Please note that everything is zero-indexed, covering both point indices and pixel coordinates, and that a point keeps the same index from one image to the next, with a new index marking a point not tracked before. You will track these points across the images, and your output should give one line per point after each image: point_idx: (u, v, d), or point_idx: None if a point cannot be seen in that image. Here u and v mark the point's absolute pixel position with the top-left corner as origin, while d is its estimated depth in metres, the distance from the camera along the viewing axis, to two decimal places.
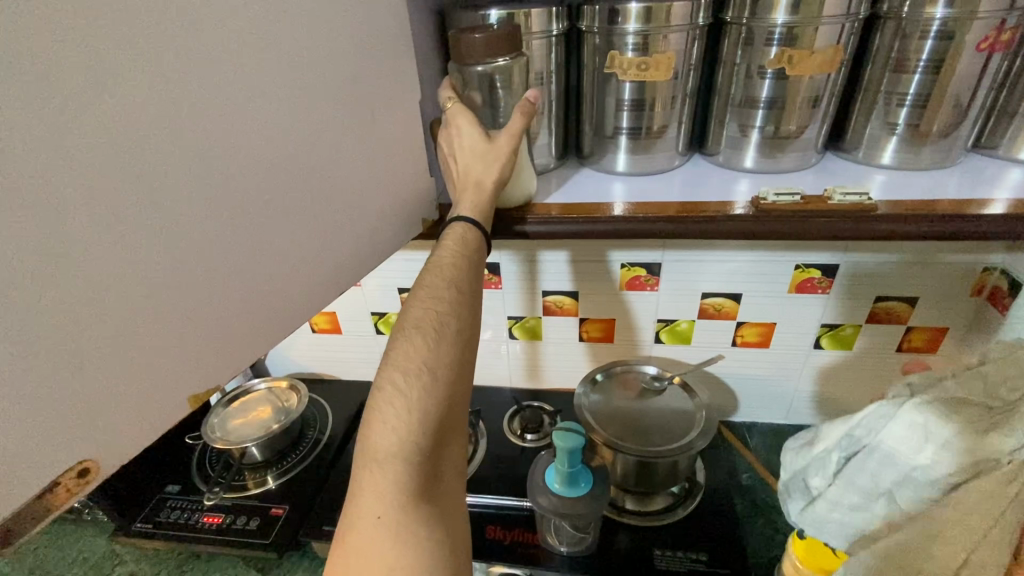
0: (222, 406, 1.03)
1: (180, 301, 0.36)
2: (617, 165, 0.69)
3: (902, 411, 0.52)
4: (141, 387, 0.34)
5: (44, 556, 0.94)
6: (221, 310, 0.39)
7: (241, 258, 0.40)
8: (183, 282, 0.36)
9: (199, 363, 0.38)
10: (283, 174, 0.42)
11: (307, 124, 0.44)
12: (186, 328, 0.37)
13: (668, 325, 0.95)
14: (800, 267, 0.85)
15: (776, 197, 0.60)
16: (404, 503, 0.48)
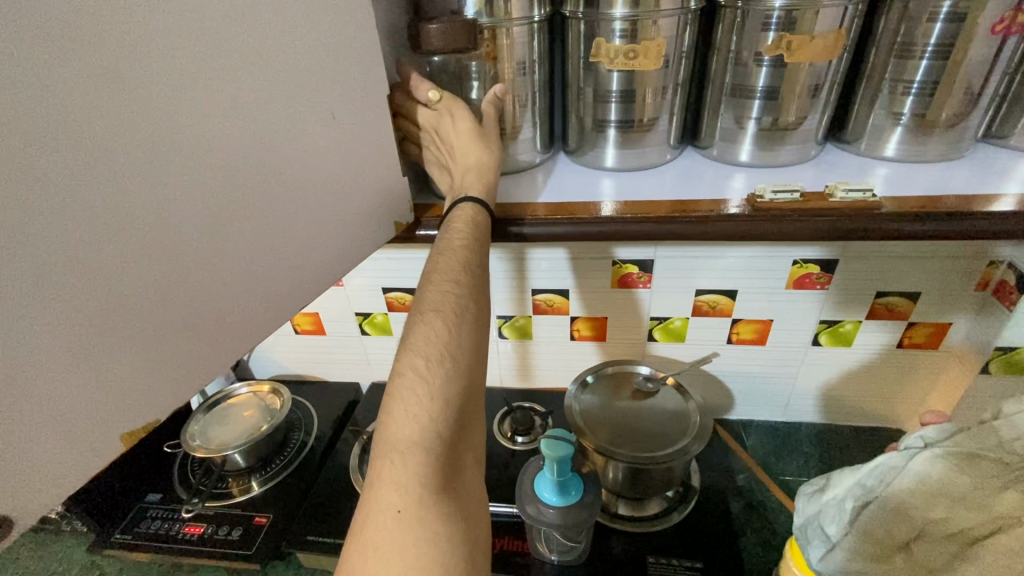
0: (203, 412, 1.00)
1: (107, 322, 0.33)
2: (605, 160, 0.65)
3: (911, 464, 0.55)
4: (65, 421, 0.31)
5: (23, 568, 0.91)
6: (157, 331, 0.36)
7: (178, 273, 0.36)
8: (110, 301, 0.33)
9: (134, 390, 0.35)
10: (225, 178, 0.39)
11: (254, 122, 0.40)
12: (118, 352, 0.33)
13: (662, 323, 0.92)
14: (798, 263, 0.81)
15: (774, 194, 0.56)
16: (428, 496, 0.42)
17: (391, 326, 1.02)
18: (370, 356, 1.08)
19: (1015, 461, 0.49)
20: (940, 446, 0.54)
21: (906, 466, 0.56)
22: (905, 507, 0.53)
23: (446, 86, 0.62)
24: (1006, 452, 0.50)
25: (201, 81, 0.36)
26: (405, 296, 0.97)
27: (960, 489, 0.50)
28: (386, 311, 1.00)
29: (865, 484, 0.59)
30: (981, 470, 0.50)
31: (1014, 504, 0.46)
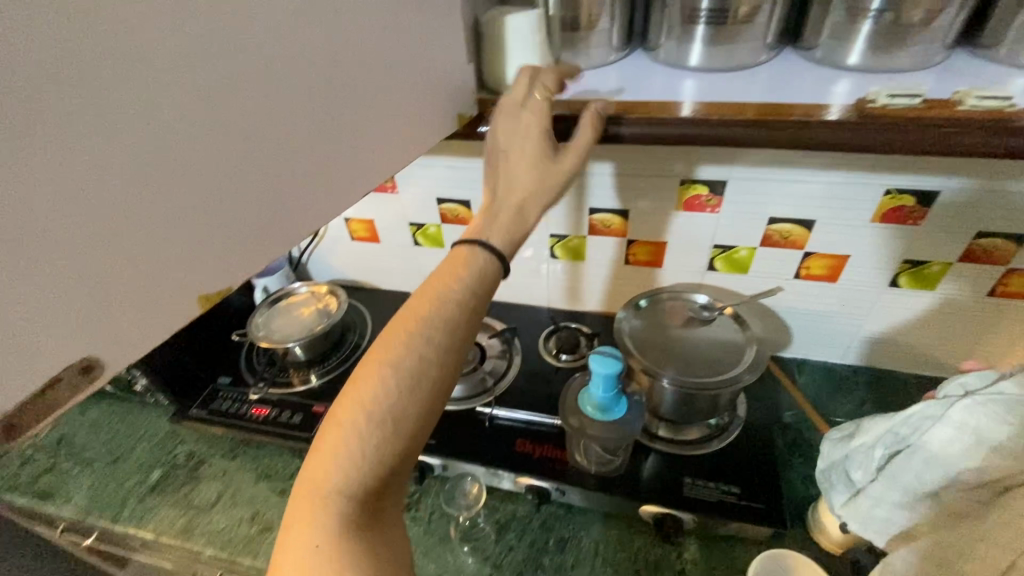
0: (266, 307, 1.06)
1: (187, 194, 0.31)
2: (689, 59, 0.58)
3: (949, 414, 0.54)
4: (157, 290, 0.31)
5: (115, 430, 1.03)
6: (244, 207, 0.35)
7: (262, 148, 0.35)
8: (191, 174, 0.31)
9: (224, 263, 0.35)
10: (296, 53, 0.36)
11: None
12: (199, 229, 0.33)
13: (725, 253, 0.87)
14: (890, 193, 0.73)
15: (891, 98, 0.50)
16: (352, 541, 0.39)
17: (444, 239, 1.02)
18: (422, 268, 1.10)
19: None
20: (980, 396, 0.52)
21: (941, 415, 0.55)
22: (937, 459, 0.55)
23: None
24: None
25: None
26: (460, 209, 0.96)
27: (998, 440, 0.50)
28: (439, 222, 0.99)
29: (897, 433, 0.60)
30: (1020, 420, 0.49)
31: None
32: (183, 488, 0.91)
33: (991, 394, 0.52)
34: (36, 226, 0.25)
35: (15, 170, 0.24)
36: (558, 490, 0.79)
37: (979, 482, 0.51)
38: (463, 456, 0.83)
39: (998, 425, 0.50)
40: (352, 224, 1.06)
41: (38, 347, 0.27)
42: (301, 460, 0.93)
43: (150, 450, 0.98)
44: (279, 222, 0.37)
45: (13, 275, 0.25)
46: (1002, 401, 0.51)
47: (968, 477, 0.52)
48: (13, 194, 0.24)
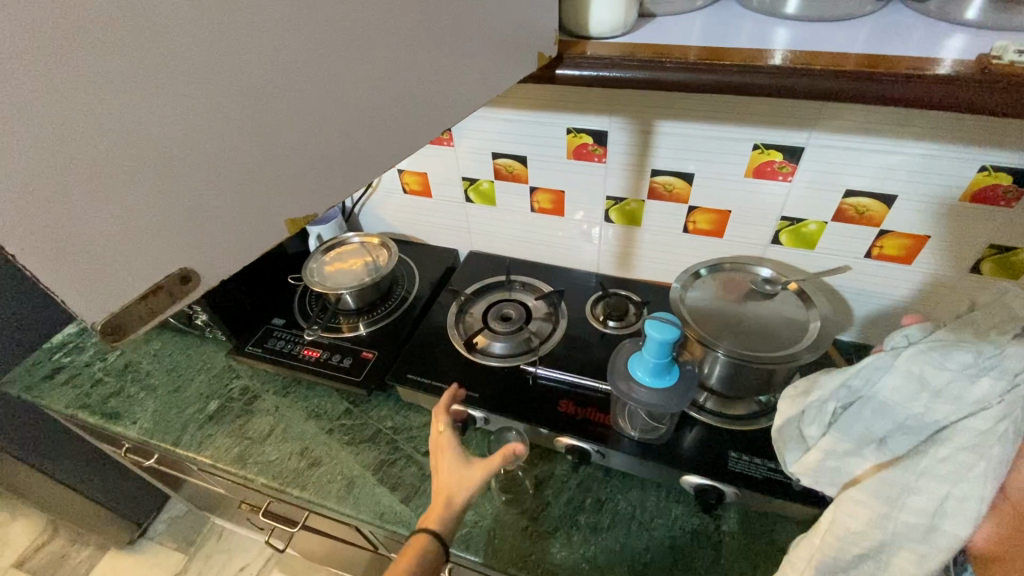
0: (320, 253, 1.09)
1: (291, 116, 0.30)
2: (786, 6, 0.54)
3: (898, 363, 0.51)
4: (256, 213, 0.30)
5: (176, 360, 1.09)
6: (347, 137, 0.33)
7: (371, 74, 0.33)
8: (298, 94, 0.30)
9: (322, 194, 0.34)
10: None
11: None
12: (299, 154, 0.31)
13: (793, 225, 0.83)
14: (987, 169, 0.67)
15: (1022, 54, 0.44)
16: None
17: (495, 196, 1.01)
18: (472, 225, 1.09)
19: (989, 348, 0.46)
20: (922, 346, 0.50)
21: (889, 365, 0.52)
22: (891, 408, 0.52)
23: None
24: (982, 339, 0.47)
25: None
26: (515, 165, 0.94)
27: (939, 383, 0.48)
28: (493, 179, 0.98)
29: (849, 385, 0.55)
30: (960, 365, 0.47)
31: (988, 389, 0.46)
32: (237, 419, 0.96)
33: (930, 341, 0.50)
34: (156, 135, 0.25)
35: (140, 75, 0.23)
36: (598, 453, 0.79)
37: (924, 425, 0.50)
38: (505, 410, 0.84)
39: (940, 371, 0.48)
40: (406, 176, 1.06)
41: (150, 261, 0.27)
42: (347, 403, 0.97)
43: (208, 382, 1.04)
44: (376, 155, 0.36)
45: (131, 183, 0.25)
46: (941, 346, 0.49)
47: (914, 422, 0.50)
48: (137, 98, 0.23)
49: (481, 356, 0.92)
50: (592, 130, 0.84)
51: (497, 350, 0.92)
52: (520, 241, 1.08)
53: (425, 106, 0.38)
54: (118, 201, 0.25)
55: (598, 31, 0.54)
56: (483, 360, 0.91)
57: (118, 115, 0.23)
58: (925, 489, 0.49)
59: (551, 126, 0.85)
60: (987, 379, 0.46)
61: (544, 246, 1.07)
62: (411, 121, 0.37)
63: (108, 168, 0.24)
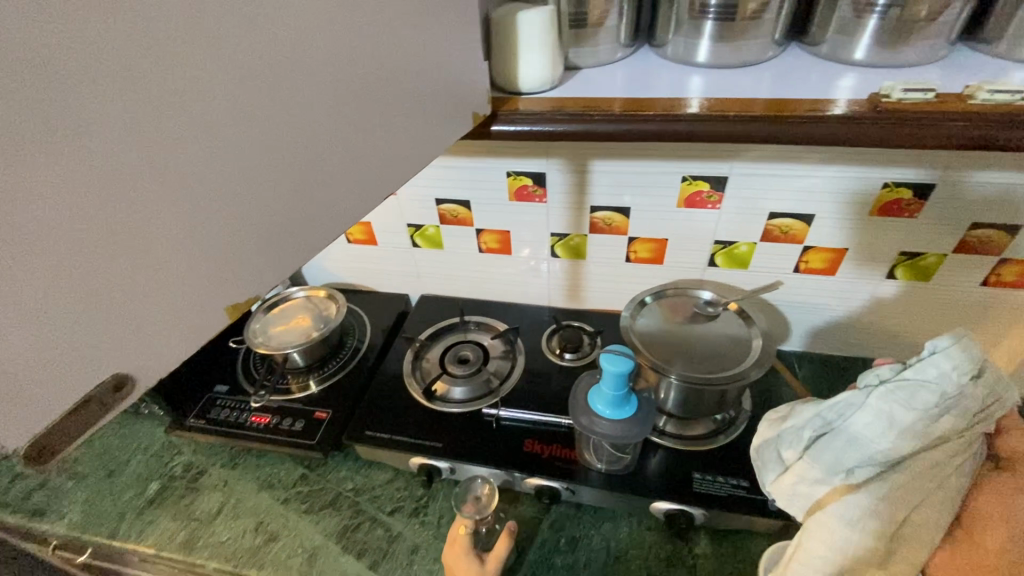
0: (263, 313, 1.04)
1: (227, 204, 0.29)
2: (696, 56, 0.58)
3: (871, 402, 0.53)
4: (192, 306, 0.29)
5: (108, 443, 1.00)
6: (283, 211, 0.33)
7: (305, 147, 0.33)
8: (231, 182, 0.29)
9: (262, 271, 0.33)
10: (336, 51, 0.33)
11: None
12: (237, 240, 0.30)
13: (726, 248, 0.88)
14: (889, 186, 0.74)
15: (904, 93, 0.50)
16: None
17: (441, 239, 1.01)
18: (421, 269, 1.09)
19: (951, 390, 0.49)
20: (891, 385, 0.51)
21: (862, 402, 0.54)
22: (863, 444, 0.53)
23: None
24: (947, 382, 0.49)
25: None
26: (459, 209, 0.95)
27: (908, 423, 0.51)
28: (438, 223, 0.98)
29: (824, 417, 0.56)
30: (926, 406, 0.50)
31: (948, 427, 0.50)
32: (182, 500, 0.89)
33: (900, 380, 0.51)
34: (78, 239, 0.23)
35: (62, 187, 0.22)
36: (568, 490, 0.79)
37: (891, 459, 0.52)
38: (470, 458, 0.82)
39: (908, 410, 0.50)
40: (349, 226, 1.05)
41: (77, 373, 0.25)
42: (303, 468, 0.92)
43: (146, 463, 0.96)
44: (315, 224, 0.35)
45: (55, 297, 0.23)
46: (908, 387, 0.51)
47: (883, 458, 0.52)
48: (62, 208, 0.22)
49: (441, 403, 0.90)
50: (531, 172, 0.86)
51: (457, 395, 0.91)
52: (470, 281, 1.08)
53: (363, 173, 0.38)
54: (41, 317, 0.23)
55: (530, 86, 0.56)
56: (444, 408, 0.90)
57: (39, 227, 0.22)
58: (883, 513, 0.52)
59: (491, 170, 0.87)
60: (947, 417, 0.50)
61: (494, 284, 1.07)
62: (350, 190, 0.37)
63: (29, 286, 0.22)
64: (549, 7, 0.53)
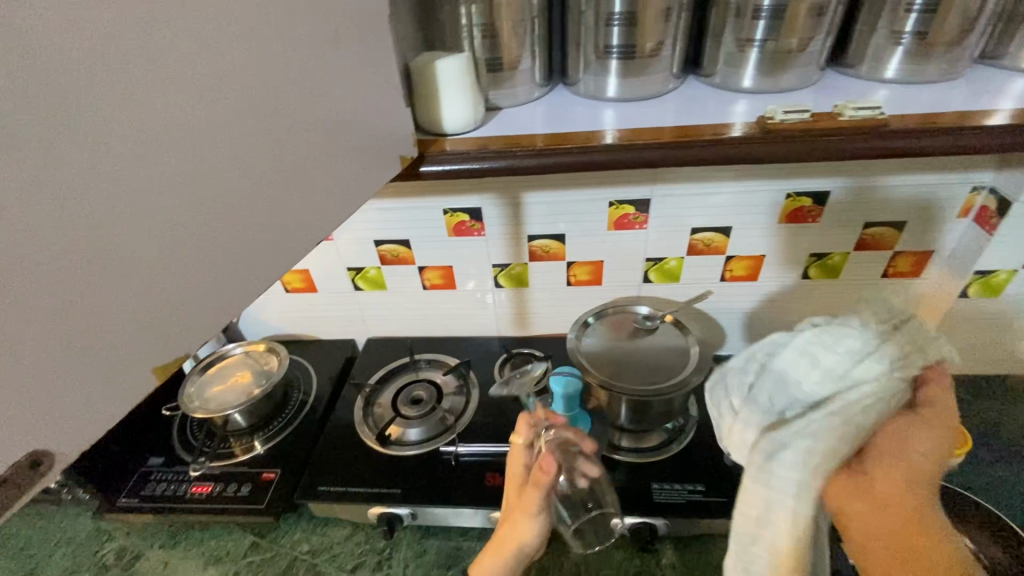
0: (199, 374, 0.99)
1: (148, 266, 0.29)
2: (606, 92, 0.63)
3: (797, 341, 0.56)
4: (115, 372, 0.28)
5: (25, 539, 0.90)
6: (211, 267, 0.33)
7: (230, 201, 0.33)
8: (153, 243, 0.29)
9: (191, 329, 0.32)
10: (256, 110, 0.34)
11: (281, 49, 0.35)
12: (162, 301, 0.30)
13: (657, 264, 0.93)
14: (791, 195, 0.82)
15: (784, 114, 0.56)
16: None
17: (384, 280, 1.01)
18: (365, 312, 1.07)
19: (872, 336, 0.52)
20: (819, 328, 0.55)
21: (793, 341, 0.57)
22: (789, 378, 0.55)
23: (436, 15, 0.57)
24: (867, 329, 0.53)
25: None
26: (399, 249, 0.95)
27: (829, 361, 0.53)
28: (379, 265, 0.98)
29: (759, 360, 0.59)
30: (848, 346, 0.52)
31: (867, 368, 0.51)
32: None
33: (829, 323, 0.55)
34: None
35: None
36: None
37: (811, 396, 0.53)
38: (432, 500, 0.81)
39: (829, 350, 0.53)
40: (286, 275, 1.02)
41: None
42: (254, 536, 0.86)
43: (71, 555, 0.86)
44: (245, 277, 0.35)
45: None
46: (832, 330, 0.54)
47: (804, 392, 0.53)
48: None
49: (398, 448, 0.88)
50: (467, 207, 0.88)
51: (414, 437, 0.89)
52: (417, 320, 1.08)
53: (291, 223, 0.38)
54: None
55: (454, 127, 0.58)
56: (402, 451, 0.87)
57: None
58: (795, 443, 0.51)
59: (427, 209, 0.89)
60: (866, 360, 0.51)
61: (441, 321, 1.07)
62: (278, 241, 0.37)
63: None
64: (465, 55, 0.56)
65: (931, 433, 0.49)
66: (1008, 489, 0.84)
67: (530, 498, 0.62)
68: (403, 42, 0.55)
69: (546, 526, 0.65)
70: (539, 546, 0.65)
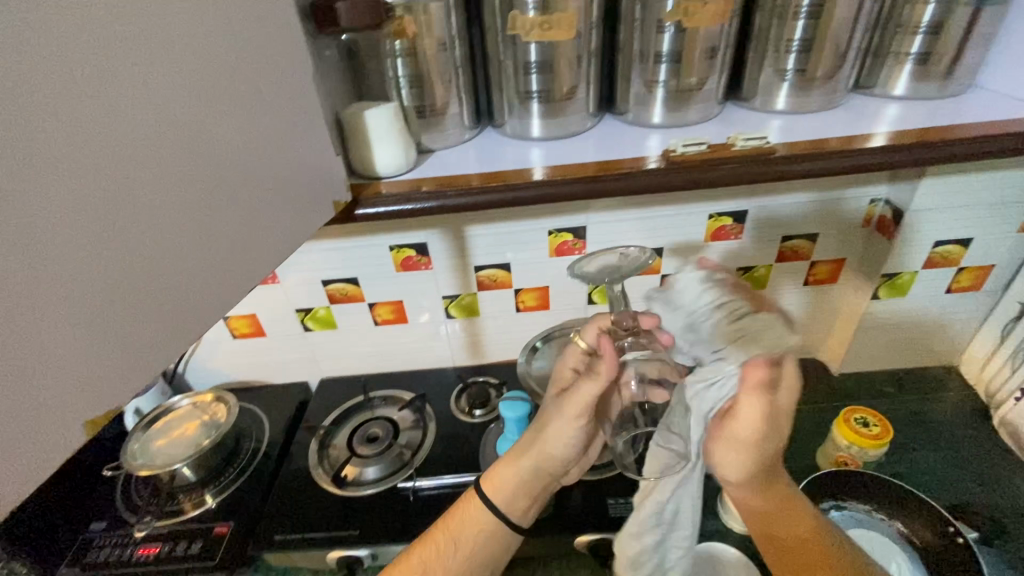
0: (143, 430, 0.96)
1: (72, 323, 0.30)
2: (531, 131, 0.67)
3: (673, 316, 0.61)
4: (41, 429, 0.29)
5: None
6: (136, 321, 0.34)
7: (153, 257, 0.35)
8: (76, 301, 0.30)
9: (117, 382, 0.33)
10: (179, 169, 0.36)
11: (204, 111, 0.38)
12: (88, 356, 0.31)
13: (600, 286, 0.97)
14: (713, 216, 0.89)
15: (685, 148, 0.62)
16: None
17: (334, 319, 1.01)
18: (317, 353, 1.07)
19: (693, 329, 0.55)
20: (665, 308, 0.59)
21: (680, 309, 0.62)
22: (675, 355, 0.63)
23: (366, 69, 0.61)
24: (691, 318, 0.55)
25: (156, 44, 0.34)
26: (348, 287, 0.96)
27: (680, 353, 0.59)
28: (328, 304, 0.98)
29: None
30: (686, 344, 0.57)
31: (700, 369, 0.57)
32: None
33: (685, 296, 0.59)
34: None
35: None
36: None
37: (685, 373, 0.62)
38: (392, 537, 0.81)
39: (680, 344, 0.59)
40: (233, 321, 1.01)
41: None
42: None
43: None
44: (173, 328, 0.37)
45: None
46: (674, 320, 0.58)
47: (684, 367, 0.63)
48: None
49: (355, 488, 0.88)
50: (412, 243, 0.91)
51: (370, 476, 0.88)
52: (370, 357, 1.08)
53: (221, 272, 0.40)
54: None
55: (387, 170, 0.62)
56: (358, 492, 0.87)
57: None
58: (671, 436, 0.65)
59: (373, 247, 0.91)
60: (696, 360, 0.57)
61: (395, 356, 1.08)
62: (207, 291, 0.39)
63: None
64: (393, 103, 0.60)
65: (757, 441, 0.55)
66: (932, 474, 0.91)
67: (580, 399, 0.64)
68: (333, 94, 0.58)
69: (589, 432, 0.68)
70: (577, 452, 0.69)
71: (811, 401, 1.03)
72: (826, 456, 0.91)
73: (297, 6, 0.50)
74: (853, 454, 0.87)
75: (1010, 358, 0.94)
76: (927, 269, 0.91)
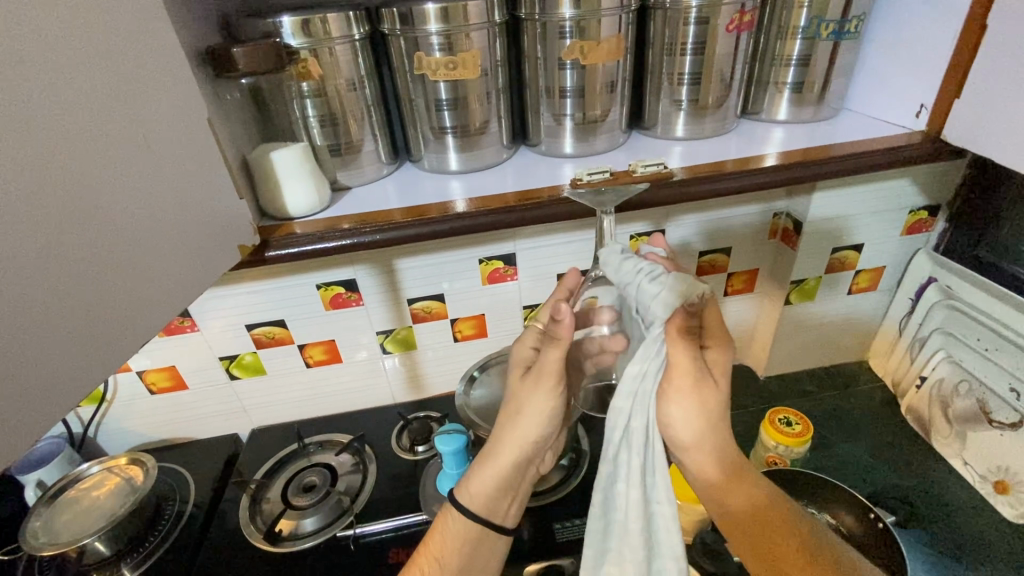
0: (46, 506, 0.86)
1: None
2: (450, 165, 0.69)
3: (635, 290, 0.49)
4: None
5: None
6: (12, 390, 0.32)
7: (26, 321, 0.33)
8: None
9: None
10: (59, 228, 0.35)
11: (89, 167, 0.37)
12: None
13: (535, 310, 0.99)
14: (633, 236, 0.92)
15: (590, 176, 0.66)
16: None
17: (262, 364, 0.96)
18: (245, 402, 1.01)
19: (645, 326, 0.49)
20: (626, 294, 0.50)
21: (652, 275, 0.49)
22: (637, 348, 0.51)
23: (274, 111, 0.61)
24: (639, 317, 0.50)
25: (35, 101, 0.33)
26: (274, 330, 0.92)
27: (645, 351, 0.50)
28: (254, 349, 0.94)
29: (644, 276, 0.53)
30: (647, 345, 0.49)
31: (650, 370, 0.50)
32: None
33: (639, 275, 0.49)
34: None
35: None
36: None
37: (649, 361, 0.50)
38: None
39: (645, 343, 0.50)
40: (149, 375, 0.95)
41: None
42: None
43: None
44: (60, 393, 0.35)
45: None
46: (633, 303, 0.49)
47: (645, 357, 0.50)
48: None
49: (291, 543, 0.83)
50: (341, 281, 0.89)
51: (309, 527, 0.85)
52: (304, 401, 1.03)
53: (113, 330, 0.39)
54: None
55: (300, 211, 0.61)
56: (295, 546, 0.83)
57: None
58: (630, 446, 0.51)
59: (297, 287, 0.88)
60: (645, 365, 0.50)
61: (330, 398, 1.04)
62: (99, 350, 0.38)
63: None
64: (301, 144, 0.60)
65: (700, 409, 0.53)
66: (851, 465, 0.97)
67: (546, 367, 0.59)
68: (236, 138, 0.57)
69: (566, 397, 0.63)
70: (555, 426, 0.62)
71: (742, 407, 1.08)
72: (757, 459, 0.96)
73: (188, 53, 0.50)
74: (781, 453, 0.92)
75: (910, 348, 1.03)
76: (828, 274, 0.99)
